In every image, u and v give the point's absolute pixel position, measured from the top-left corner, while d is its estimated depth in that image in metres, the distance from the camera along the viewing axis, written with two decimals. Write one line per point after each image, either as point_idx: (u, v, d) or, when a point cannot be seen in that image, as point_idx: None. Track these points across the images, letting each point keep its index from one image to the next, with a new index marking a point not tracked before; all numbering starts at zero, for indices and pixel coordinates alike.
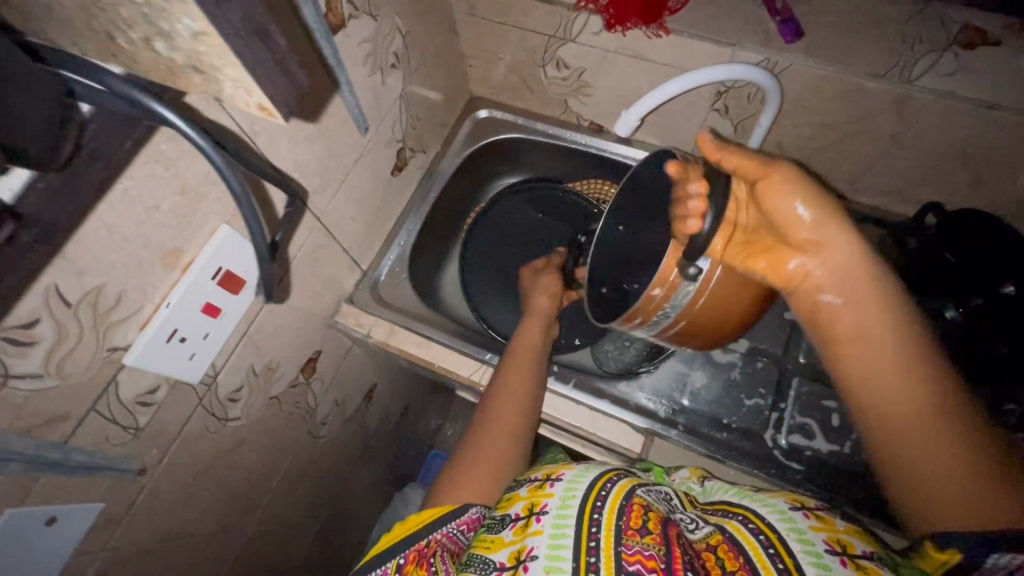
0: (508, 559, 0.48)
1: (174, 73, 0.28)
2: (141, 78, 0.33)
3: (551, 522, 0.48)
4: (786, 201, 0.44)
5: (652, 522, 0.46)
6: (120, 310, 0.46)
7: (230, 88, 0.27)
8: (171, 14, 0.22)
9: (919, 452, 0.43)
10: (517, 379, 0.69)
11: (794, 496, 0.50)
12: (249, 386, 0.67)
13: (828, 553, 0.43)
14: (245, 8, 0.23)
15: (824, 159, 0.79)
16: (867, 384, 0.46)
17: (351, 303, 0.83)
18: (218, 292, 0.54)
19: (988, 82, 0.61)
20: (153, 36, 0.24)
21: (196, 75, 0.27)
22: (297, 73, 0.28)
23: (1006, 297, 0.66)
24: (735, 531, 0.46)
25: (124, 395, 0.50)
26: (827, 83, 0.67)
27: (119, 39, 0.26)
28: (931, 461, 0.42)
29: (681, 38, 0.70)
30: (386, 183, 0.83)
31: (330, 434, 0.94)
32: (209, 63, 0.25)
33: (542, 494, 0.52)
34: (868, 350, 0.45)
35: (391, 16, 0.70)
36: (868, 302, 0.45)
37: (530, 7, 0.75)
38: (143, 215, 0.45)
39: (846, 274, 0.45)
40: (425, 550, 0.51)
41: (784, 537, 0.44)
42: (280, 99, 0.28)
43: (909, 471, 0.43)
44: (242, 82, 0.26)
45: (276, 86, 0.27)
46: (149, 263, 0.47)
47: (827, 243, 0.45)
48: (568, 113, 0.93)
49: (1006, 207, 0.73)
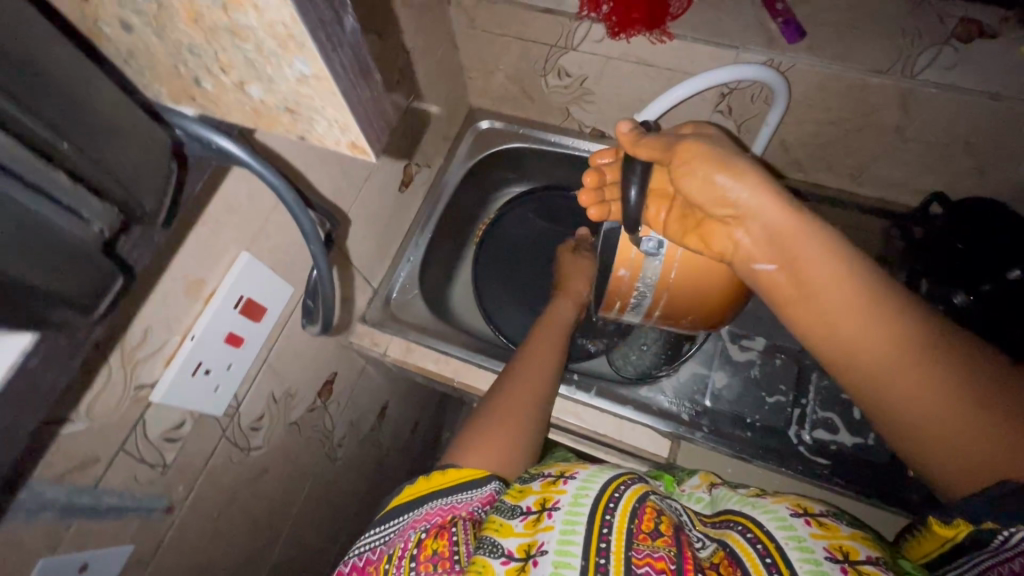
0: (517, 549, 0.44)
1: (260, 114, 0.29)
2: (215, 119, 0.32)
3: (562, 518, 0.45)
4: (699, 175, 0.41)
5: (664, 526, 0.44)
6: (146, 346, 0.45)
7: (322, 128, 0.27)
8: (286, 59, 0.23)
9: (924, 416, 0.39)
10: (539, 357, 0.71)
11: (798, 502, 0.47)
12: (269, 414, 0.66)
13: (829, 561, 0.40)
14: (353, 47, 0.23)
15: (829, 154, 0.80)
16: (851, 353, 0.41)
17: (364, 322, 0.83)
18: (239, 320, 0.54)
19: (989, 72, 0.62)
20: (251, 78, 0.25)
21: (286, 114, 0.27)
22: (390, 111, 0.28)
23: (1012, 282, 0.67)
24: (736, 544, 0.44)
25: (152, 433, 0.49)
26: (832, 81, 0.68)
27: (201, 76, 0.26)
28: (940, 424, 0.38)
29: (684, 42, 0.70)
30: (394, 199, 0.83)
31: (347, 455, 0.93)
32: (309, 104, 0.25)
33: (554, 490, 0.49)
34: (841, 317, 0.41)
35: (396, 34, 0.70)
36: (812, 267, 0.41)
37: (532, 17, 0.75)
38: (168, 248, 0.45)
39: (791, 236, 0.41)
40: (446, 523, 0.49)
41: (782, 546, 0.42)
42: (372, 137, 0.28)
43: (920, 439, 0.40)
44: (339, 120, 0.26)
45: (372, 124, 0.27)
46: (173, 296, 0.46)
47: (762, 208, 0.40)
48: (570, 120, 0.93)
49: (1009, 193, 0.74)
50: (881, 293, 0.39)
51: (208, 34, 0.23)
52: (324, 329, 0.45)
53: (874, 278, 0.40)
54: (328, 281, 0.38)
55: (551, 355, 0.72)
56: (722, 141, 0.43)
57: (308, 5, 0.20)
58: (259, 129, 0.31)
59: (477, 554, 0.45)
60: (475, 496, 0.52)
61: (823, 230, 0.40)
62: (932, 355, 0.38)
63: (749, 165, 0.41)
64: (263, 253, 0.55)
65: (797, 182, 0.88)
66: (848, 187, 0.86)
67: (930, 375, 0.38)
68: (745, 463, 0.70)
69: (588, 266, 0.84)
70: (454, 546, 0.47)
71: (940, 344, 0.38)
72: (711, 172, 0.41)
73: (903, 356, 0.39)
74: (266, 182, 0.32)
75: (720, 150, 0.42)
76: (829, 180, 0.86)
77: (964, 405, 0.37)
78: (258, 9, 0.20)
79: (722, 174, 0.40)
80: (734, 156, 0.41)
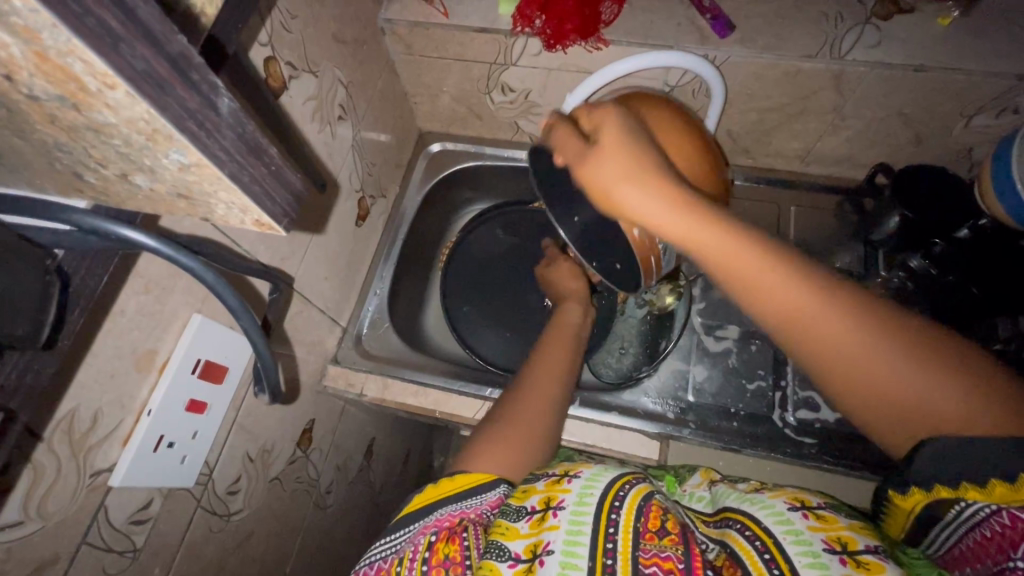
0: (524, 551, 0.44)
1: (156, 202, 0.28)
2: (109, 207, 0.30)
3: (568, 517, 0.44)
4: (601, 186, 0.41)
5: (671, 522, 0.43)
6: (98, 430, 0.43)
7: (224, 210, 0.26)
8: (161, 150, 0.21)
9: (866, 381, 0.38)
10: (550, 359, 0.66)
11: (795, 495, 0.46)
12: (246, 474, 0.63)
13: (827, 552, 0.39)
14: (237, 128, 0.22)
15: (773, 139, 0.82)
16: (787, 337, 0.41)
17: (337, 363, 0.81)
18: (199, 386, 0.51)
19: (911, 47, 0.65)
20: (133, 171, 0.24)
21: (181, 201, 0.27)
22: (298, 183, 0.26)
23: (960, 239, 0.72)
24: (735, 543, 0.43)
25: (116, 520, 0.46)
26: (767, 70, 0.69)
27: (82, 170, 0.25)
28: (884, 393, 0.38)
29: (620, 47, 0.71)
30: (351, 234, 0.81)
31: (338, 500, 0.90)
32: (200, 190, 0.24)
33: (559, 489, 0.47)
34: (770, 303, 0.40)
35: (331, 70, 0.68)
36: (729, 253, 0.39)
37: (468, 38, 0.75)
38: (110, 324, 0.42)
39: (697, 232, 0.39)
40: (457, 527, 0.45)
41: (780, 541, 0.41)
42: (278, 214, 0.26)
43: (865, 414, 0.40)
44: (238, 203, 0.25)
45: (276, 201, 0.25)
46: (122, 373, 0.44)
47: (659, 211, 0.40)
48: (520, 133, 0.93)
49: (949, 157, 0.77)
50: (795, 268, 0.39)
51: (72, 135, 0.21)
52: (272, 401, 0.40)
53: (785, 255, 0.40)
54: (269, 358, 0.35)
55: (558, 357, 0.67)
56: (618, 140, 0.40)
57: (167, 100, 0.19)
58: (162, 215, 0.30)
59: (484, 558, 0.45)
60: (485, 499, 0.48)
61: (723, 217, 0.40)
62: (862, 321, 0.38)
63: (643, 169, 0.40)
64: (215, 313, 0.53)
65: (748, 167, 0.90)
66: (797, 168, 0.88)
67: (866, 345, 0.38)
68: (736, 453, 0.69)
69: (568, 265, 0.82)
70: (466, 550, 0.44)
71: (867, 306, 0.39)
72: (610, 187, 0.41)
73: (833, 330, 0.39)
74: (172, 263, 0.27)
75: (617, 156, 0.40)
76: (778, 163, 0.88)
77: (900, 367, 0.37)
78: (112, 107, 0.19)
79: (624, 183, 0.40)
80: (625, 162, 0.40)
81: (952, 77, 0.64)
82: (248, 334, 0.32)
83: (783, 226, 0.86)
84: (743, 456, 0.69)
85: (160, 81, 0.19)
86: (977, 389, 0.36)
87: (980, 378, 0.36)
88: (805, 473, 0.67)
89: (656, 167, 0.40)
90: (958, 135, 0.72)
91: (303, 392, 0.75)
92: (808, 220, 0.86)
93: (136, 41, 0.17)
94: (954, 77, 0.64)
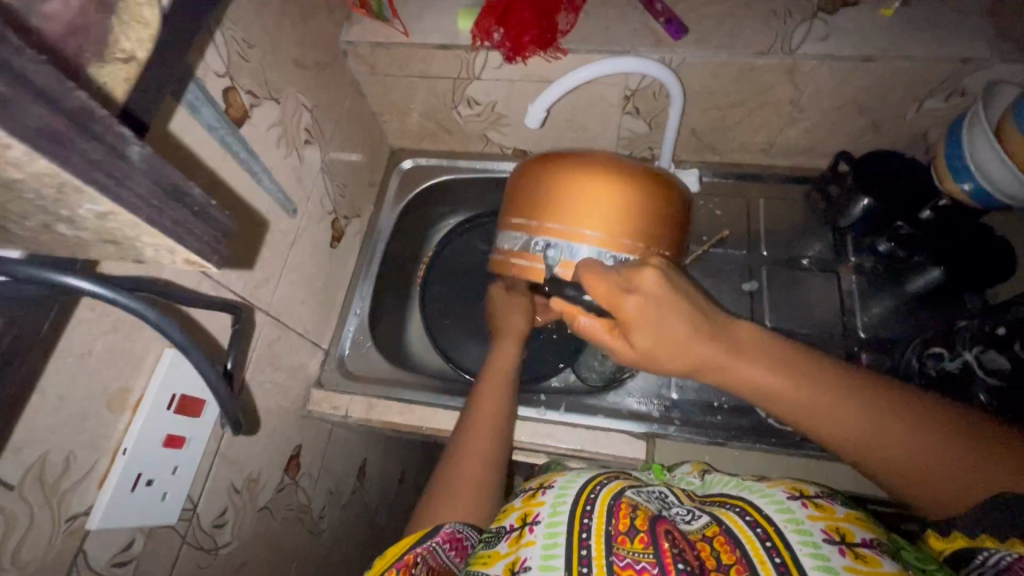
0: (503, 571, 0.43)
1: (91, 246, 0.28)
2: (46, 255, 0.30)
3: (543, 532, 0.44)
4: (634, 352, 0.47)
5: (640, 520, 0.42)
6: (72, 474, 0.43)
7: (154, 251, 0.26)
8: (73, 201, 0.21)
9: (893, 460, 0.42)
10: (490, 394, 0.67)
11: (794, 486, 0.46)
12: (233, 506, 0.63)
13: (827, 543, 0.39)
14: (151, 173, 0.23)
15: (736, 135, 0.84)
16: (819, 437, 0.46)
17: (321, 387, 0.80)
18: (177, 421, 0.51)
19: (857, 39, 0.67)
20: (53, 221, 0.24)
21: (114, 244, 0.27)
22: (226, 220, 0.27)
23: (925, 221, 0.74)
24: (732, 523, 0.42)
25: (97, 561, 0.46)
26: (723, 68, 0.71)
27: (11, 223, 0.25)
28: (919, 469, 0.41)
29: (579, 54, 0.71)
30: (326, 257, 0.81)
31: (332, 524, 0.89)
32: (125, 235, 0.24)
33: (535, 503, 0.48)
34: (794, 408, 0.46)
35: (294, 95, 0.69)
36: (747, 369, 0.46)
37: (430, 55, 0.76)
38: (76, 367, 0.42)
39: (713, 359, 0.46)
40: (406, 561, 0.48)
41: (781, 529, 0.40)
42: (207, 250, 0.27)
43: (913, 487, 0.42)
44: (164, 245, 0.25)
45: (202, 239, 0.26)
46: (93, 414, 0.44)
47: (678, 345, 0.46)
48: (490, 145, 0.94)
49: (906, 141, 0.79)
50: (802, 372, 0.46)
51: None
52: (239, 433, 0.40)
53: (794, 365, 0.46)
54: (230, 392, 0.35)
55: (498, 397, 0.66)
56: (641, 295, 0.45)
57: (68, 154, 0.19)
58: (104, 258, 0.30)
59: None
60: (433, 536, 0.51)
61: (727, 338, 0.47)
62: (871, 409, 0.43)
63: (662, 310, 0.45)
64: None
65: (716, 164, 0.91)
66: (761, 162, 0.90)
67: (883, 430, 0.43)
68: (721, 447, 0.70)
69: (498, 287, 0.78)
70: None
71: (872, 395, 0.44)
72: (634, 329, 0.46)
73: (855, 425, 0.43)
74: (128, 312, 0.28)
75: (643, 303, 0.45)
76: (745, 158, 0.89)
77: (920, 442, 0.41)
78: (14, 164, 0.19)
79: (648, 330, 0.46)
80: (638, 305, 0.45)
81: (899, 65, 0.66)
82: (205, 368, 0.32)
83: (753, 219, 0.88)
84: (729, 450, 0.69)
85: (60, 137, 0.19)
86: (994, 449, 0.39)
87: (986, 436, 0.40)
88: (791, 463, 0.68)
89: (667, 299, 0.46)
90: (911, 121, 0.75)
91: (288, 420, 0.74)
92: (778, 212, 0.88)
93: (28, 101, 0.18)
94: (900, 64, 0.66)
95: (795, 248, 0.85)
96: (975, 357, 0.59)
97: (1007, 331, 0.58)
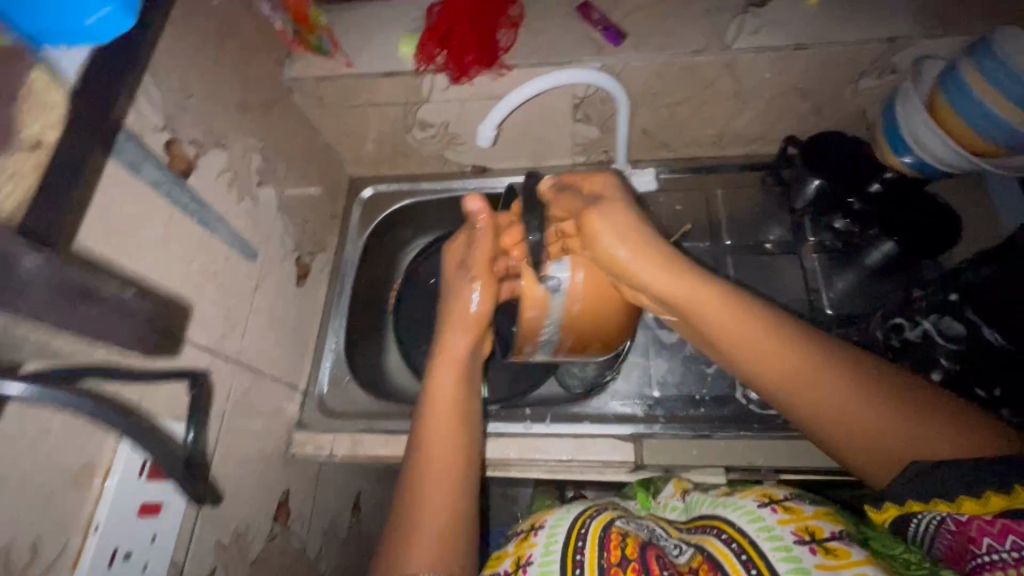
0: None
1: None
2: None
3: (535, 573, 0.44)
4: (608, 257, 0.50)
5: (630, 548, 0.42)
6: (41, 559, 0.41)
7: None
8: None
9: (855, 422, 0.43)
10: (446, 404, 0.59)
11: (764, 492, 0.47)
12: (222, 563, 0.61)
13: (798, 544, 0.39)
14: None
15: (687, 130, 0.85)
16: (789, 394, 0.46)
17: (303, 429, 0.79)
18: (150, 488, 0.49)
19: (788, 29, 0.69)
20: None
21: None
22: None
23: (875, 195, 0.75)
24: (713, 548, 0.43)
25: None
26: (665, 68, 0.72)
27: None
28: (880, 432, 0.42)
29: (523, 69, 0.72)
30: (294, 296, 0.80)
31: (331, 566, 0.87)
32: None
33: (527, 545, 0.48)
34: (766, 357, 0.47)
35: (241, 138, 0.68)
36: (725, 312, 0.48)
37: (377, 84, 0.76)
38: (32, 448, 0.40)
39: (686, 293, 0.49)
40: None
41: (754, 539, 0.41)
42: None
43: (873, 452, 0.42)
44: None
45: None
46: (57, 495, 0.42)
47: (664, 259, 0.49)
48: (449, 164, 0.95)
49: (848, 120, 0.81)
50: (776, 328, 0.47)
51: None
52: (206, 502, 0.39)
53: (770, 323, 0.48)
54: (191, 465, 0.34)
55: (454, 426, 0.58)
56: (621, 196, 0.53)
57: None
58: None
59: None
60: None
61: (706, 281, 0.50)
62: (840, 372, 0.44)
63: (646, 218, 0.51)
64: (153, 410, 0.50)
65: (672, 160, 0.93)
66: (715, 153, 0.91)
67: (849, 391, 0.43)
68: (707, 439, 0.71)
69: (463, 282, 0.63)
70: None
71: (840, 361, 0.45)
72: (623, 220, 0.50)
73: (825, 383, 0.44)
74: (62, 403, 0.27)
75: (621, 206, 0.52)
76: (698, 151, 0.91)
77: (884, 406, 0.42)
78: None
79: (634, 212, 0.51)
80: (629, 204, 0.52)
81: (830, 50, 0.69)
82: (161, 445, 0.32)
83: (713, 210, 0.89)
84: (714, 442, 0.70)
85: None
86: (950, 419, 0.41)
87: (941, 408, 0.42)
88: (776, 447, 0.68)
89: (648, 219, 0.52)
90: (849, 101, 0.77)
91: (272, 467, 0.73)
92: (736, 200, 0.89)
93: None
94: (831, 49, 0.68)
95: (757, 233, 0.87)
96: (933, 325, 0.61)
97: (959, 296, 0.60)
